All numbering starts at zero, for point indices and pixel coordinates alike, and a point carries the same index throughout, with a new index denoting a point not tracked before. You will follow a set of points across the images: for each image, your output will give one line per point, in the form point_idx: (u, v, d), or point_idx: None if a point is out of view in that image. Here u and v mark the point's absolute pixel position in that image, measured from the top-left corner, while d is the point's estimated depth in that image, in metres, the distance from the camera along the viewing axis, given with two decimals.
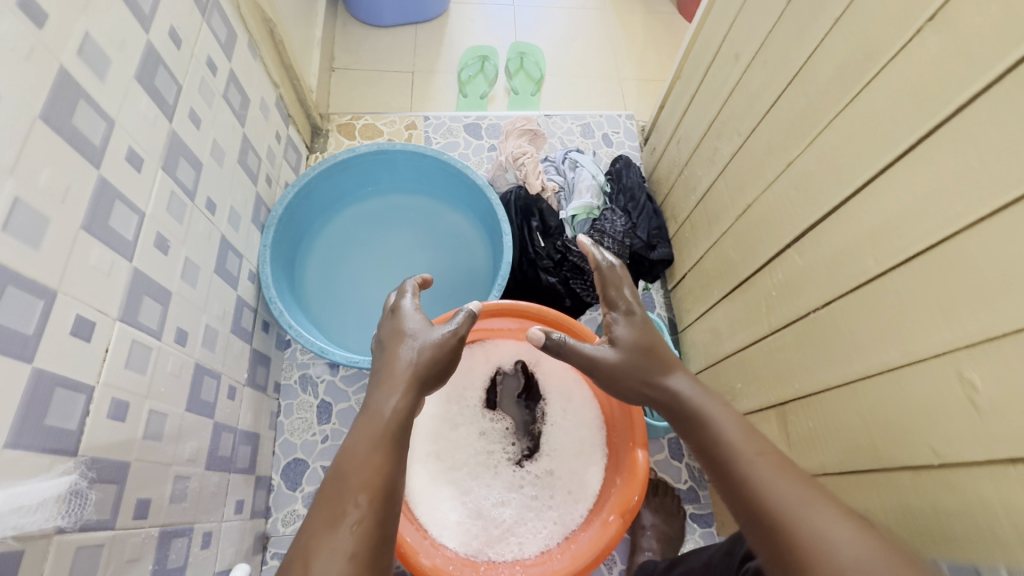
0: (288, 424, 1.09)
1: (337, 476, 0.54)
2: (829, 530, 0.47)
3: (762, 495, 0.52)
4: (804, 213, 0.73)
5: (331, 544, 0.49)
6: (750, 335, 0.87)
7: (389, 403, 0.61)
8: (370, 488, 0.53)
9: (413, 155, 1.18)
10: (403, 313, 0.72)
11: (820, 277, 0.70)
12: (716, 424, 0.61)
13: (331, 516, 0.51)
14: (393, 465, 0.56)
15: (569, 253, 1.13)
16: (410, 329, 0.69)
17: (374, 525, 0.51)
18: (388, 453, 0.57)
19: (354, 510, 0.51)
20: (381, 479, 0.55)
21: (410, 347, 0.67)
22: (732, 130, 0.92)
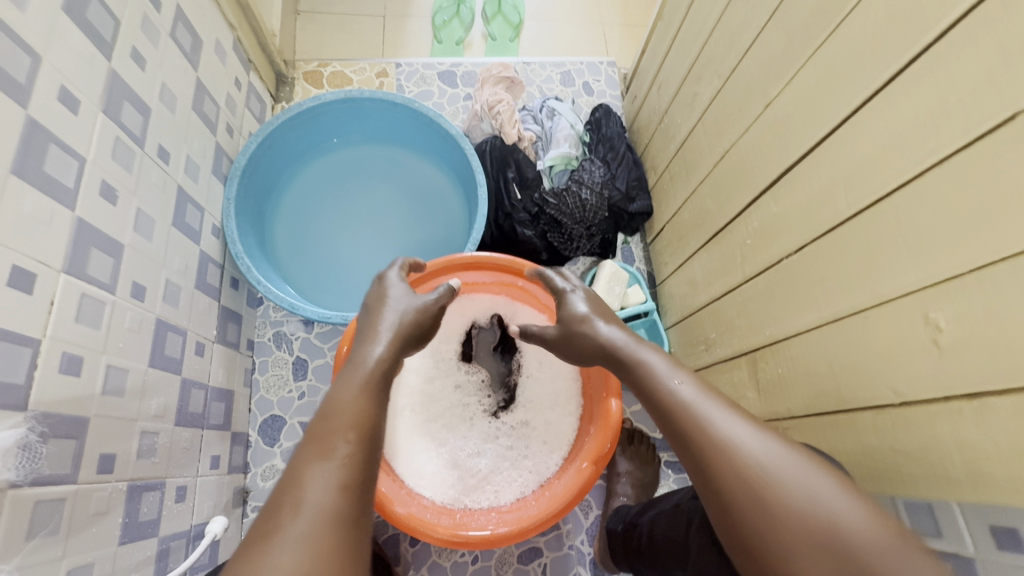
0: (263, 381, 1.08)
1: (323, 415, 0.53)
2: (747, 445, 0.48)
3: (684, 421, 0.53)
4: (780, 157, 0.71)
5: (318, 475, 0.47)
6: (725, 284, 0.86)
7: (374, 351, 0.61)
8: (357, 426, 0.52)
9: (383, 103, 1.12)
10: (388, 282, 0.72)
11: (793, 224, 0.69)
12: (643, 360, 0.61)
13: (318, 449, 0.49)
14: (376, 407, 0.55)
15: (546, 206, 1.10)
16: (393, 298, 0.69)
17: (362, 460, 0.50)
18: (370, 396, 0.56)
19: (337, 442, 0.50)
20: (367, 420, 0.53)
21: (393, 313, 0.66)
22: (711, 72, 0.88)
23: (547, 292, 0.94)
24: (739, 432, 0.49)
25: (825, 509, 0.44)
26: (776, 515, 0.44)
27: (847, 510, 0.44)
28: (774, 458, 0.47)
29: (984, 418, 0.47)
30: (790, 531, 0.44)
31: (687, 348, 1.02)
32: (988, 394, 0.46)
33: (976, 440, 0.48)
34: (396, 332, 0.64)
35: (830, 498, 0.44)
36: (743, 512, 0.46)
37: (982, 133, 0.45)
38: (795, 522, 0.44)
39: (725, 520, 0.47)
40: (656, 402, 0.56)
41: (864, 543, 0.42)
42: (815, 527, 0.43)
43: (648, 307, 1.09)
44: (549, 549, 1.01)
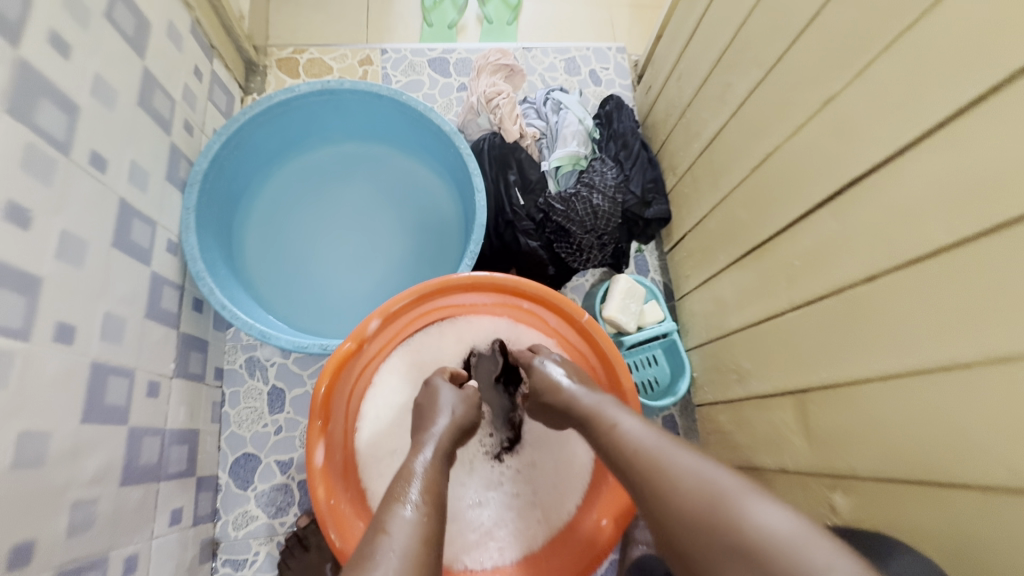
0: (234, 415, 0.95)
1: (401, 478, 0.55)
2: (683, 469, 0.49)
3: (633, 463, 0.53)
4: (845, 163, 0.58)
5: (400, 525, 0.48)
6: (764, 309, 0.75)
7: (438, 425, 0.64)
8: (430, 490, 0.54)
9: (366, 96, 0.98)
10: (439, 387, 0.70)
11: (861, 247, 0.57)
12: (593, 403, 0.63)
13: (398, 508, 0.51)
14: (442, 475, 0.57)
15: (552, 213, 0.97)
16: (442, 400, 0.68)
17: (436, 522, 0.51)
18: (440, 465, 0.59)
19: (413, 499, 0.52)
20: (439, 488, 0.55)
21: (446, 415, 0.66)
22: (750, 61, 0.75)
23: (557, 317, 0.82)
24: (678, 461, 0.50)
25: (756, 518, 0.43)
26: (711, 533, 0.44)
27: (781, 519, 0.42)
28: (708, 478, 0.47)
29: None
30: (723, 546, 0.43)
31: (713, 375, 0.91)
32: None
33: None
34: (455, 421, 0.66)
35: (762, 506, 0.44)
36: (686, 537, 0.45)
37: None
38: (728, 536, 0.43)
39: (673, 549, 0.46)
40: (612, 452, 0.57)
41: (792, 546, 0.41)
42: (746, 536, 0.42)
43: (668, 327, 0.98)
44: None
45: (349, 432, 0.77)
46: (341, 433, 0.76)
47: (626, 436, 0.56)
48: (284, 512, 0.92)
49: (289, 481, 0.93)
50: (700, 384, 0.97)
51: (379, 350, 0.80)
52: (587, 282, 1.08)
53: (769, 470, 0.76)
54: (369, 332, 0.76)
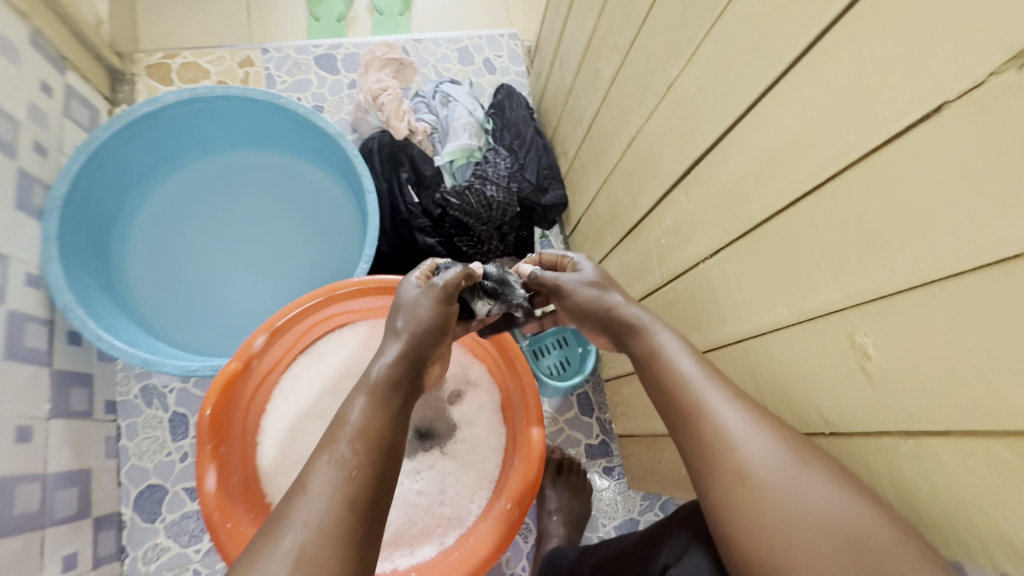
0: (134, 448, 0.91)
1: (336, 423, 0.55)
2: (756, 452, 0.44)
3: (693, 426, 0.48)
4: (688, 146, 0.62)
5: (324, 480, 0.49)
6: (644, 286, 0.79)
7: (389, 351, 0.62)
8: (366, 435, 0.53)
9: (242, 101, 0.94)
10: (406, 288, 0.70)
11: (705, 223, 0.61)
12: (657, 341, 0.56)
13: (324, 457, 0.51)
14: (386, 419, 0.55)
15: (448, 207, 0.97)
16: (405, 307, 0.66)
17: (372, 473, 0.51)
18: (382, 402, 0.57)
19: (343, 451, 0.51)
20: (378, 431, 0.54)
21: (407, 315, 0.66)
22: (610, 48, 0.77)
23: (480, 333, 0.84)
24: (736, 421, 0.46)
25: (814, 499, 0.41)
26: (769, 524, 0.42)
27: (850, 506, 0.41)
28: (782, 458, 0.44)
29: (919, 457, 0.40)
30: (772, 540, 0.41)
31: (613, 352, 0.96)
32: (920, 432, 0.40)
33: (916, 479, 0.41)
34: (412, 327, 0.64)
35: (824, 489, 0.42)
36: (743, 529, 0.43)
37: (906, 127, 0.36)
38: (797, 532, 0.41)
39: (717, 531, 0.45)
40: (667, 400, 0.51)
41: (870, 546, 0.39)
42: (803, 521, 0.41)
43: None
44: None
45: (250, 449, 0.77)
46: (240, 454, 0.75)
47: (687, 390, 0.50)
48: (197, 539, 0.88)
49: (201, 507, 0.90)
50: (608, 360, 1.02)
51: (272, 365, 0.79)
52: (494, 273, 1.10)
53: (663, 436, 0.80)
54: (255, 350, 0.74)
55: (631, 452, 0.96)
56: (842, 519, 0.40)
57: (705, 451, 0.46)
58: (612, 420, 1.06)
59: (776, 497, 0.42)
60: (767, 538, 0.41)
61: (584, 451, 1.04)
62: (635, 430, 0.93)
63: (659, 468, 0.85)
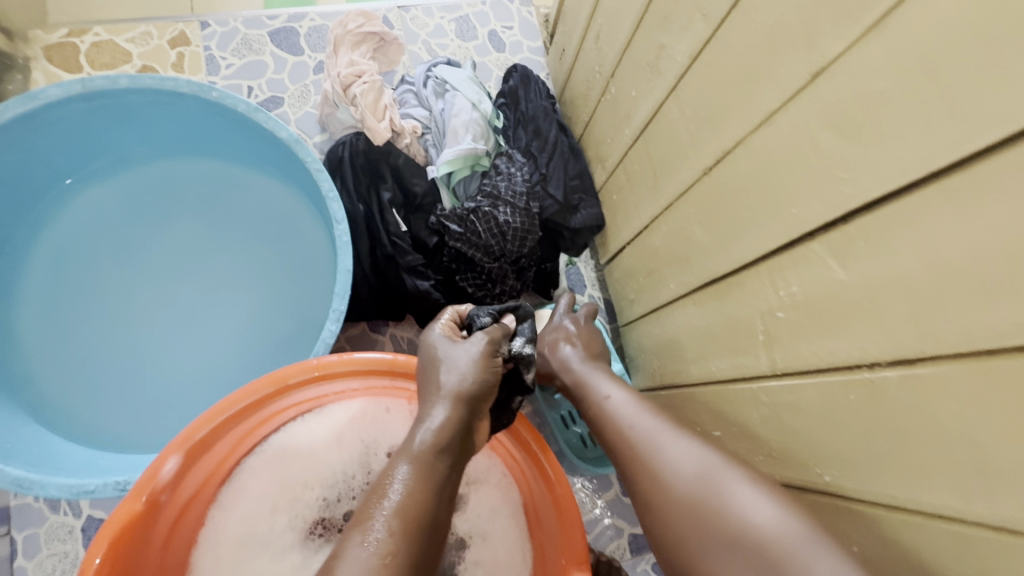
0: (33, 570, 0.68)
1: (371, 493, 0.41)
2: (673, 459, 0.46)
3: (616, 441, 0.50)
4: (851, 178, 0.37)
5: (351, 570, 0.34)
6: (733, 365, 0.54)
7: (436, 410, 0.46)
8: (405, 512, 0.39)
9: (156, 96, 0.68)
10: (434, 334, 0.54)
11: (884, 310, 0.36)
12: (589, 381, 0.57)
13: (357, 537, 0.37)
14: (435, 493, 0.41)
15: (447, 237, 0.73)
16: (445, 357, 0.50)
17: (410, 566, 0.36)
18: (428, 473, 0.42)
19: (378, 529, 0.37)
20: (421, 509, 0.39)
21: (449, 376, 0.48)
22: (688, 13, 0.51)
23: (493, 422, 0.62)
24: (674, 452, 0.46)
25: (744, 524, 0.40)
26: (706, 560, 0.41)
27: (761, 507, 0.41)
28: (696, 461, 0.45)
29: None
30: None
31: None
32: None
33: None
34: (459, 384, 0.48)
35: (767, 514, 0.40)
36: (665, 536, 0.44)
37: None
38: (710, 532, 0.41)
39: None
40: (596, 422, 0.54)
41: (782, 544, 0.38)
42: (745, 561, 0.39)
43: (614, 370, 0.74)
44: None
45: None
46: None
47: (614, 415, 0.52)
48: None
49: None
50: None
51: (200, 483, 0.55)
52: None
53: None
54: (167, 475, 0.50)
55: None
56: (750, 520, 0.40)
57: (626, 462, 0.49)
58: None
59: (710, 529, 0.41)
60: (681, 540, 0.43)
61: (628, 543, 0.81)
62: None
63: None
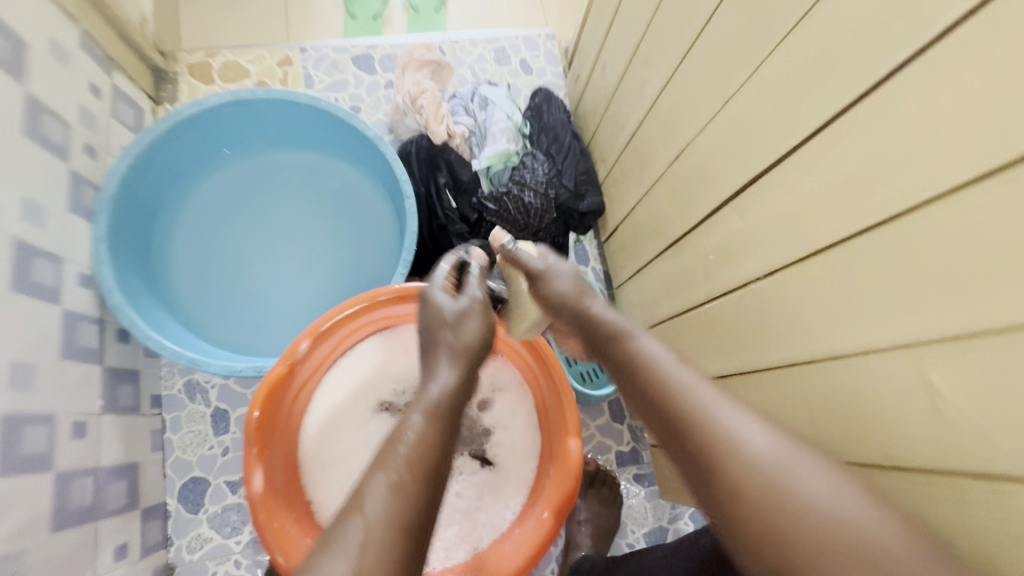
0: (178, 440, 0.94)
1: (392, 439, 0.50)
2: (751, 443, 0.42)
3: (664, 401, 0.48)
4: (744, 166, 0.61)
5: (376, 503, 0.44)
6: (688, 300, 0.77)
7: (442, 374, 0.56)
8: (420, 459, 0.48)
9: (282, 103, 0.94)
10: (434, 300, 0.65)
11: (761, 244, 0.60)
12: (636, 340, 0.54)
13: (380, 475, 0.46)
14: (444, 440, 0.50)
15: (486, 213, 0.98)
16: (449, 323, 0.61)
17: (422, 500, 0.46)
18: (440, 424, 0.51)
19: (400, 469, 0.47)
20: (432, 456, 0.49)
21: (452, 336, 0.60)
22: (661, 57, 0.75)
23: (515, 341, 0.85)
24: (736, 425, 0.43)
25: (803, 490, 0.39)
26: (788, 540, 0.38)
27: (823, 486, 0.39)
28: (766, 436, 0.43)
29: (992, 501, 0.40)
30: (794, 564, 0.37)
31: None
32: (993, 475, 0.39)
33: (979, 524, 0.41)
34: (462, 352, 0.59)
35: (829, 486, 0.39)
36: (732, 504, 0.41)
37: (996, 168, 0.35)
38: (794, 510, 0.38)
39: None
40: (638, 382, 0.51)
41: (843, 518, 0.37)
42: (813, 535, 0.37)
43: None
44: None
45: (291, 449, 0.79)
46: (280, 454, 0.76)
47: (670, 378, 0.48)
48: (239, 531, 0.92)
49: (242, 500, 0.93)
50: None
51: (315, 367, 0.80)
52: None
53: None
54: (300, 353, 0.75)
55: (664, 464, 0.96)
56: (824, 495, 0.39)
57: (673, 418, 0.46)
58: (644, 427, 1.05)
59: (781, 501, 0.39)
60: (762, 512, 0.39)
61: (614, 457, 1.04)
62: None
63: None
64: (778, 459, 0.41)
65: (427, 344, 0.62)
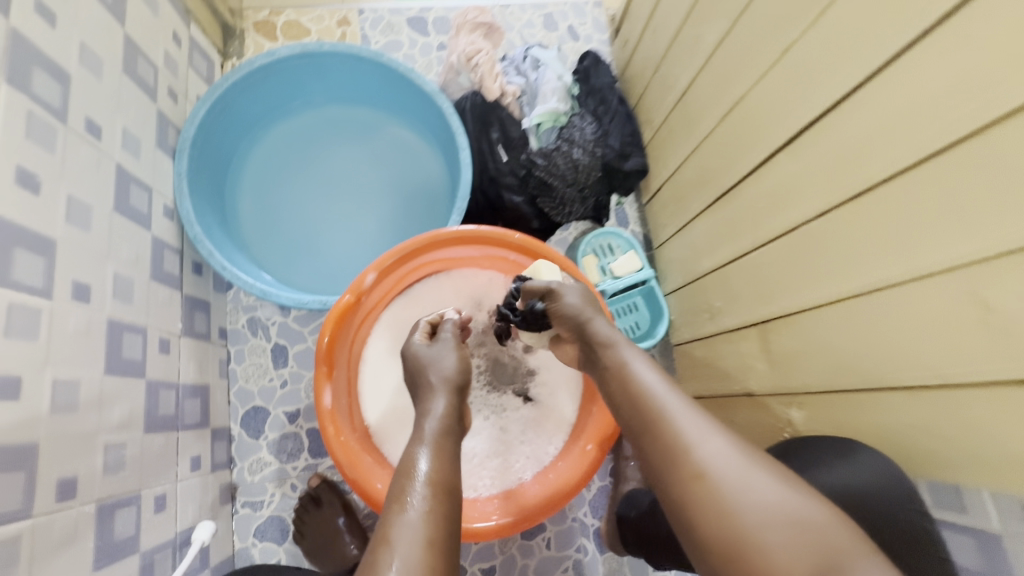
0: (241, 371, 1.01)
1: (401, 474, 0.55)
2: (707, 450, 0.46)
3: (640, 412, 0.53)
4: (802, 112, 0.63)
5: (406, 530, 0.48)
6: (733, 251, 0.81)
7: (436, 406, 0.64)
8: (432, 481, 0.54)
9: (347, 58, 0.99)
10: (415, 348, 0.75)
11: (814, 187, 0.63)
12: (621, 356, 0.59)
13: (401, 502, 0.51)
14: (447, 463, 0.56)
15: (535, 167, 1.01)
16: (433, 358, 0.72)
17: (445, 517, 0.51)
18: (441, 452, 0.58)
19: (417, 494, 0.52)
20: (445, 478, 0.55)
21: (437, 369, 0.70)
22: (717, 13, 0.78)
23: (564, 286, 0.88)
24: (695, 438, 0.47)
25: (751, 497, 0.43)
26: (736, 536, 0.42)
27: (771, 490, 0.43)
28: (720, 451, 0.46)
29: None
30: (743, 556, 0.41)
31: (688, 316, 0.99)
32: None
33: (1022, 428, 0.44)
34: (445, 383, 0.68)
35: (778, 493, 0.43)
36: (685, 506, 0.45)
37: None
38: (738, 516, 0.42)
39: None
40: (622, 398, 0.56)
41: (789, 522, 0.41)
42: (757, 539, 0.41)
43: (647, 275, 1.03)
44: (552, 523, 1.01)
45: (352, 376, 0.85)
46: (345, 378, 0.83)
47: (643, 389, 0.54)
48: (296, 457, 0.99)
49: (298, 429, 1.00)
50: (678, 325, 1.05)
51: (376, 301, 0.86)
52: (569, 237, 1.14)
53: (740, 396, 0.83)
54: (366, 285, 0.81)
55: None
56: (774, 497, 0.43)
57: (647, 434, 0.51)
58: None
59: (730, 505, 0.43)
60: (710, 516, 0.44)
61: None
62: (705, 393, 0.96)
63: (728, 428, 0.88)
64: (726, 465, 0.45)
65: (416, 385, 0.71)
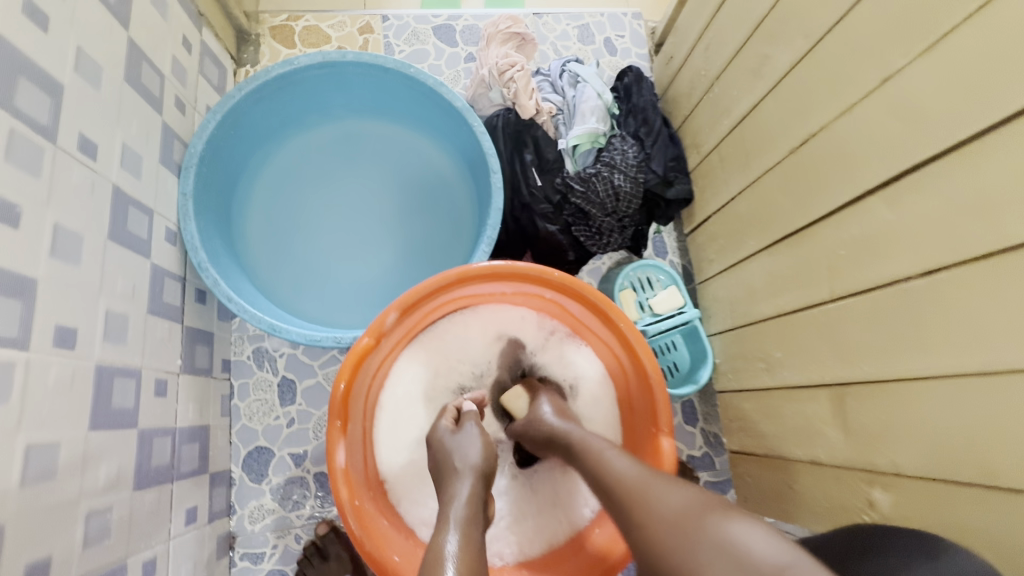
0: (245, 408, 0.92)
1: (429, 565, 0.47)
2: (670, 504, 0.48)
3: (615, 489, 0.53)
4: (905, 151, 0.54)
5: None
6: (801, 299, 0.71)
7: (460, 490, 0.58)
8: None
9: (370, 69, 0.91)
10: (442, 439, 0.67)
11: (918, 239, 0.54)
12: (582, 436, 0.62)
13: None
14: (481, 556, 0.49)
15: (571, 193, 0.92)
16: (458, 446, 0.64)
17: None
18: (472, 539, 0.51)
19: None
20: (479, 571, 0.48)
21: (463, 459, 0.62)
22: (793, 32, 0.69)
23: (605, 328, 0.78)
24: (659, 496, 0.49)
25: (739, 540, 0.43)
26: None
27: (752, 533, 0.43)
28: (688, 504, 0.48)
29: None
30: None
31: (737, 363, 0.89)
32: None
33: None
34: (473, 469, 0.61)
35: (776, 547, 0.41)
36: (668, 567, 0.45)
37: None
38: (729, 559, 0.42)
39: None
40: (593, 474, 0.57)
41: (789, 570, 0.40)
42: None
43: (690, 314, 0.94)
44: None
45: (368, 426, 0.76)
46: (360, 431, 0.74)
47: (611, 466, 0.55)
48: (300, 505, 0.90)
49: (304, 473, 0.91)
50: (723, 370, 0.96)
51: (396, 342, 0.77)
52: (603, 266, 1.05)
53: (803, 462, 0.74)
54: (386, 326, 0.72)
55: (747, 472, 0.90)
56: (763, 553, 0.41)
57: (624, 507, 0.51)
58: (720, 433, 0.99)
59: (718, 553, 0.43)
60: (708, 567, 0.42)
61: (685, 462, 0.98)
62: (755, 449, 0.87)
63: (785, 494, 0.79)
64: (692, 515, 0.46)
65: (439, 475, 0.63)
